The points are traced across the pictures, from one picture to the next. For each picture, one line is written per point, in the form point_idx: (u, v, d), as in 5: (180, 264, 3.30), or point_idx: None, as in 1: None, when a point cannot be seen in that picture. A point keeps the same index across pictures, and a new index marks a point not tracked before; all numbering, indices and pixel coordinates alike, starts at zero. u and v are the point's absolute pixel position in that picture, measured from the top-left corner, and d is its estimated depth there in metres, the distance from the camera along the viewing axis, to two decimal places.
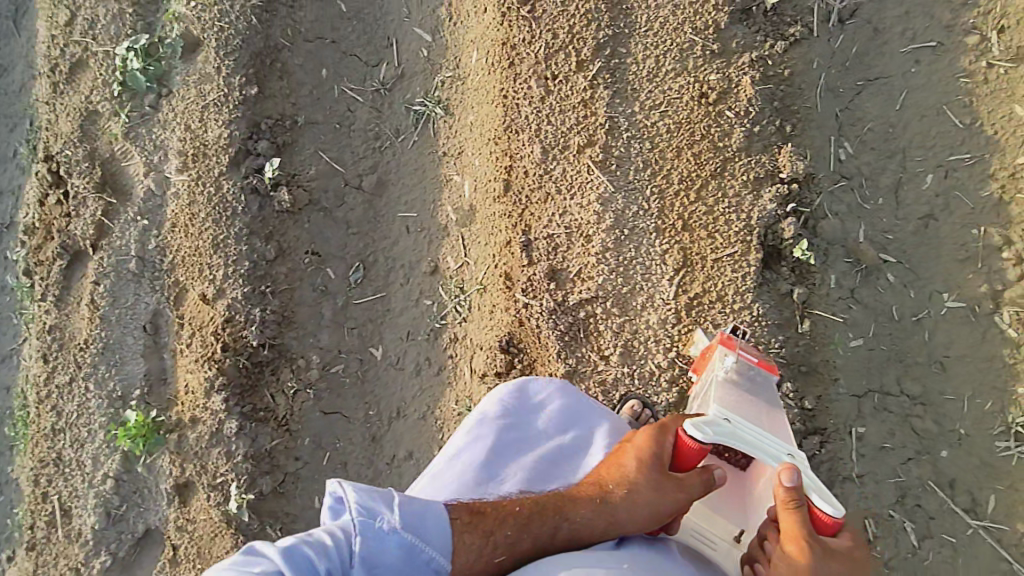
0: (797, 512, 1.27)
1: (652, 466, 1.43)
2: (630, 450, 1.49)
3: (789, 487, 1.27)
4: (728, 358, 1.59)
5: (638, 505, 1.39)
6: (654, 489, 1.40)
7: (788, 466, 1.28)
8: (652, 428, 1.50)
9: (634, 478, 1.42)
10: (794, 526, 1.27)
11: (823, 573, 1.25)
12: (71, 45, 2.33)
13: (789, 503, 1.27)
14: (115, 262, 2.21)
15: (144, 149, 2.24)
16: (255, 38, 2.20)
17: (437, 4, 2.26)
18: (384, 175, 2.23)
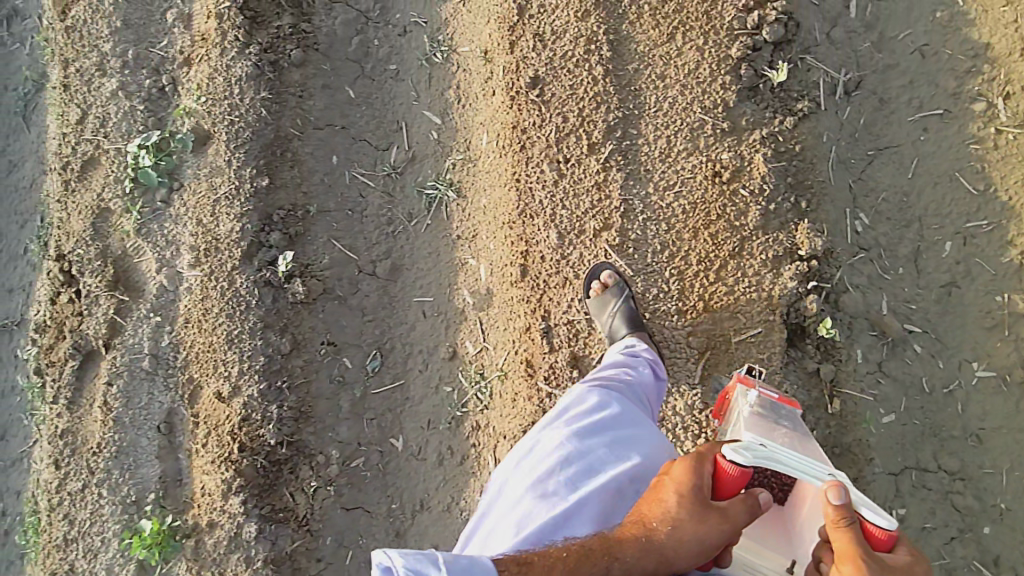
0: (851, 530, 1.03)
1: (695, 496, 1.22)
2: (668, 482, 1.28)
3: (836, 503, 1.04)
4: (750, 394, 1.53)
5: (687, 542, 1.19)
6: (704, 521, 1.19)
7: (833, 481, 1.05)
8: (686, 459, 1.29)
9: (676, 514, 1.22)
10: (848, 547, 1.02)
11: None
12: (82, 143, 2.36)
13: (839, 521, 1.03)
14: (128, 361, 2.19)
15: (156, 245, 2.24)
16: (266, 129, 2.22)
17: (445, 85, 2.26)
18: (398, 259, 2.22)
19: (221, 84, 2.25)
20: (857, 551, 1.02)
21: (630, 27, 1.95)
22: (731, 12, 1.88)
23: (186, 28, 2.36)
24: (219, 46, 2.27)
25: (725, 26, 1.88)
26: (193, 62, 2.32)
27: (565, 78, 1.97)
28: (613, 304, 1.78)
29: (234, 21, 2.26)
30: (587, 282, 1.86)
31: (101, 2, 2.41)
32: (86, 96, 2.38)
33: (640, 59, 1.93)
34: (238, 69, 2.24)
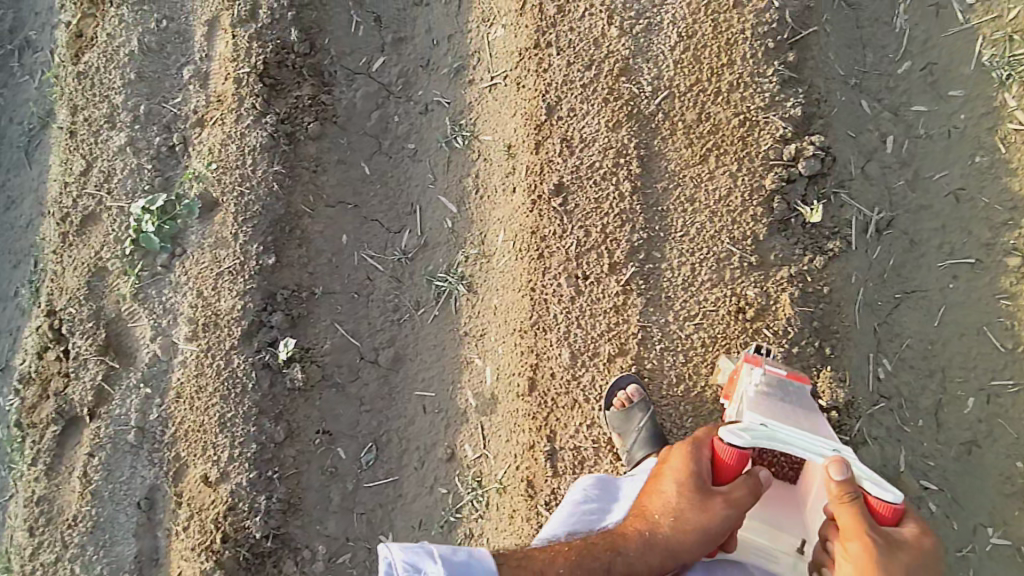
0: (855, 503, 1.31)
1: (691, 487, 1.52)
2: (669, 473, 1.57)
3: (841, 480, 1.31)
4: (756, 373, 1.62)
5: (689, 530, 1.50)
6: (701, 509, 1.49)
7: (836, 460, 1.32)
8: (687, 450, 1.57)
9: (677, 504, 1.52)
10: (852, 520, 1.32)
11: (887, 561, 1.30)
12: (84, 197, 2.29)
13: (845, 498, 1.31)
14: (114, 432, 2.14)
15: (153, 312, 2.18)
16: (275, 204, 2.15)
17: (463, 173, 2.18)
18: (401, 349, 2.15)
19: (233, 152, 2.18)
20: (860, 522, 1.31)
21: (660, 144, 1.88)
22: (768, 141, 1.81)
23: (202, 87, 2.29)
24: (234, 112, 2.20)
25: (760, 155, 1.82)
26: (207, 124, 2.26)
27: (590, 192, 1.91)
28: (640, 419, 1.76)
29: (252, 88, 2.19)
30: (609, 393, 1.82)
31: (115, 51, 2.33)
32: (92, 147, 2.31)
33: (671, 178, 1.87)
34: (252, 138, 2.17)
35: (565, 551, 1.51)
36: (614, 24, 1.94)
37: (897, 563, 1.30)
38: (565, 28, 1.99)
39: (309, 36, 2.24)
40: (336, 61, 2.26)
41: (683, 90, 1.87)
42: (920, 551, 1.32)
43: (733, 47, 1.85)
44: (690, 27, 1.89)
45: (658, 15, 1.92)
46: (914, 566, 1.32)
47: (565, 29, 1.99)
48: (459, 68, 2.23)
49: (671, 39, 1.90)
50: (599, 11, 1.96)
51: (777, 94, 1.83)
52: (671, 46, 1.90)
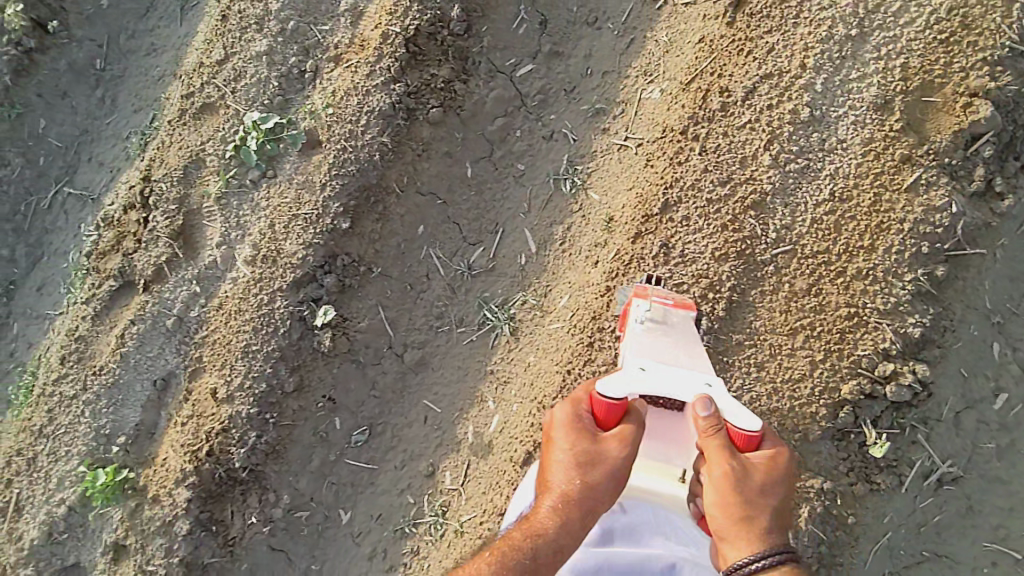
0: (716, 435, 1.44)
1: (582, 441, 1.55)
2: (556, 437, 1.59)
3: (705, 417, 1.45)
4: (642, 306, 1.68)
5: (594, 484, 1.52)
6: (598, 459, 1.53)
7: (701, 399, 1.45)
8: (567, 406, 1.62)
9: (575, 465, 1.54)
10: (717, 448, 1.45)
11: (746, 485, 1.43)
12: (210, 85, 2.36)
13: (710, 432, 1.45)
14: (156, 312, 2.32)
15: (228, 220, 2.28)
16: (371, 171, 2.13)
17: (557, 218, 2.09)
18: (429, 354, 2.19)
19: (353, 105, 2.15)
20: (723, 454, 1.44)
21: (756, 295, 1.73)
22: (868, 346, 1.63)
23: (352, 24, 2.26)
24: (370, 66, 2.15)
25: (851, 356, 1.64)
26: (341, 64, 2.23)
27: None
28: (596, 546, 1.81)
29: (395, 50, 2.11)
30: None
31: None
32: (234, 41, 2.34)
33: (751, 333, 1.72)
34: (374, 100, 2.12)
35: (488, 566, 1.52)
36: (769, 151, 1.74)
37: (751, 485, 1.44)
38: (718, 129, 1.81)
39: (469, 18, 2.14)
40: (485, 52, 2.15)
41: (807, 253, 1.70)
42: (773, 476, 1.46)
43: (882, 232, 1.64)
44: (848, 190, 1.68)
45: (821, 161, 1.70)
46: (768, 488, 1.46)
47: (719, 130, 1.80)
48: (600, 110, 2.09)
49: (822, 193, 1.70)
50: (761, 127, 1.75)
51: (903, 303, 1.63)
52: (818, 201, 1.70)
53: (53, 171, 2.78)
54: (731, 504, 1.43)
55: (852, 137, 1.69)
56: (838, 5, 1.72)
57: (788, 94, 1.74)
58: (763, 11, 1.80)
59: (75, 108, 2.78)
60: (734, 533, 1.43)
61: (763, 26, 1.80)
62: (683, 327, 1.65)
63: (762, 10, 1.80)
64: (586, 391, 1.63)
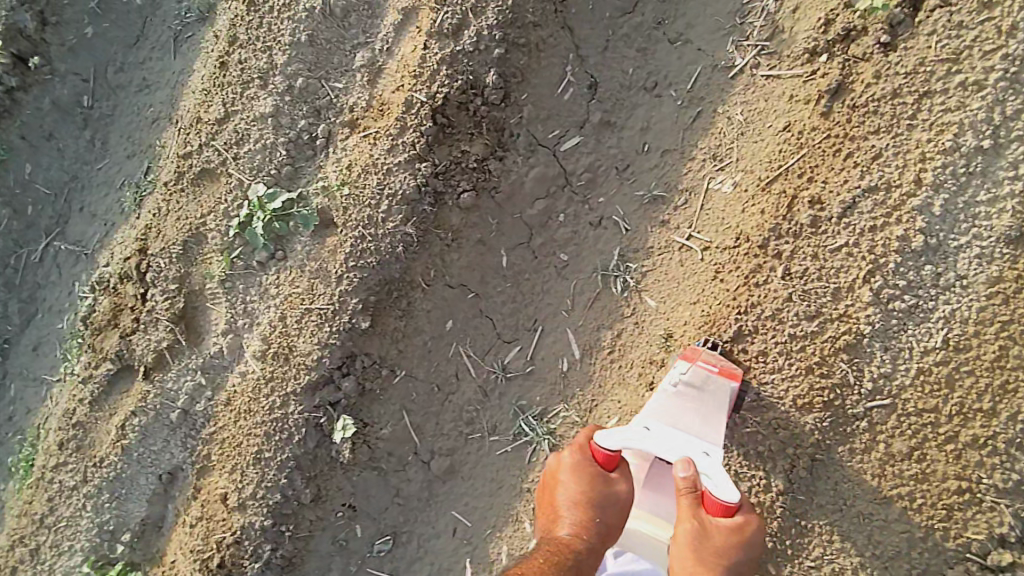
0: (689, 495, 1.36)
1: (593, 484, 1.48)
2: (563, 477, 1.52)
3: (683, 477, 1.37)
4: (680, 369, 1.53)
5: (612, 519, 1.48)
6: (613, 497, 1.48)
7: (685, 458, 1.38)
8: (572, 451, 1.53)
9: (594, 503, 1.47)
10: (688, 509, 1.36)
11: (707, 551, 1.33)
12: (209, 147, 2.07)
13: (684, 492, 1.37)
14: (159, 403, 2.11)
15: (234, 306, 2.04)
16: (393, 265, 1.87)
17: (605, 321, 1.84)
18: (458, 463, 1.97)
19: (371, 184, 1.86)
20: (691, 514, 1.36)
21: (845, 452, 1.49)
22: (982, 529, 1.41)
23: (370, 83, 1.97)
24: (391, 139, 1.85)
25: (960, 539, 1.42)
26: (357, 131, 1.96)
27: (734, 463, 1.54)
28: None
29: (420, 122, 1.81)
30: None
31: None
32: (235, 97, 2.04)
33: (839, 497, 1.49)
34: (396, 181, 1.83)
35: None
36: (870, 284, 1.47)
37: (716, 554, 1.33)
38: (806, 247, 1.53)
39: (506, 84, 1.82)
40: (524, 124, 1.85)
41: (909, 410, 1.44)
42: (741, 549, 1.34)
43: (1008, 395, 1.39)
44: (966, 338, 1.42)
45: (933, 299, 1.44)
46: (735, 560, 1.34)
47: (808, 249, 1.53)
48: (658, 197, 1.79)
49: (934, 338, 1.43)
50: (861, 255, 1.48)
51: None
52: (928, 347, 1.44)
53: (41, 221, 2.48)
54: (689, 566, 1.34)
55: (975, 273, 1.42)
56: (968, 107, 1.43)
57: (897, 216, 1.46)
58: (869, 105, 1.51)
59: (61, 151, 2.48)
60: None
61: (868, 123, 1.50)
62: (714, 398, 1.48)
63: (868, 103, 1.51)
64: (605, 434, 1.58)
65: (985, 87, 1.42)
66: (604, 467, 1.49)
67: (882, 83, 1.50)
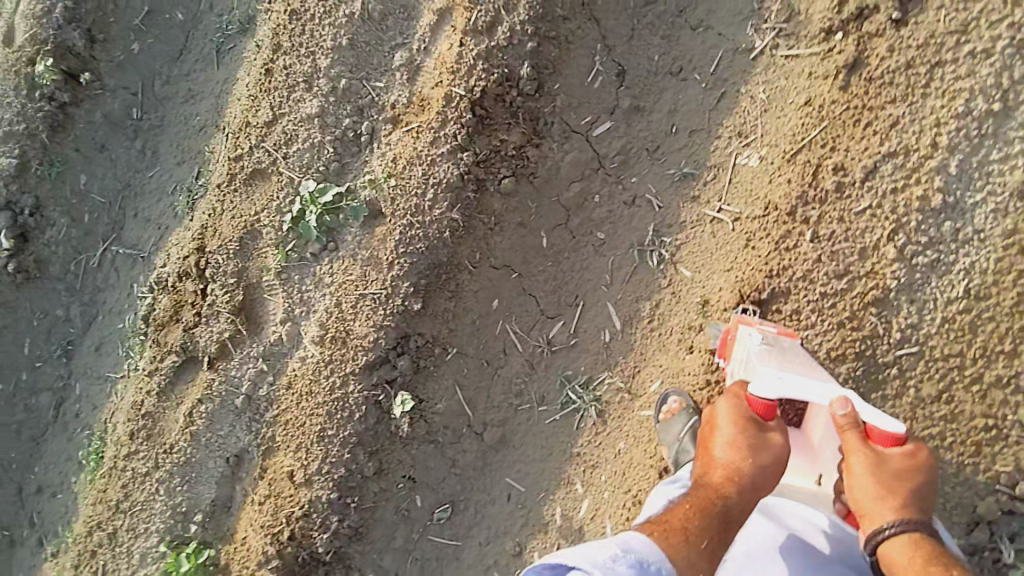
0: (853, 432, 1.41)
1: (749, 427, 1.49)
2: (717, 423, 1.54)
3: (842, 414, 1.42)
4: (753, 334, 1.62)
5: (764, 464, 1.47)
6: (767, 443, 1.48)
7: (840, 397, 1.43)
8: (728, 401, 1.55)
9: (749, 445, 1.47)
10: (858, 442, 1.41)
11: (884, 478, 1.38)
12: (260, 149, 2.21)
13: (846, 428, 1.42)
14: (224, 391, 2.25)
15: (291, 296, 2.18)
16: (442, 249, 2.00)
17: (643, 293, 1.96)
18: (509, 433, 2.10)
19: (418, 175, 1.99)
20: (859, 448, 1.41)
21: (877, 399, 1.61)
22: (1007, 461, 1.52)
23: (409, 80, 2.10)
24: (433, 132, 1.98)
25: (989, 472, 1.53)
26: (400, 126, 2.09)
27: None
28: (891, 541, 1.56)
29: (460, 114, 1.94)
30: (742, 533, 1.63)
31: (335, 5, 2.14)
32: (282, 101, 2.18)
33: None
34: (441, 170, 1.96)
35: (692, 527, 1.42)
36: (894, 242, 1.59)
37: (894, 480, 1.39)
38: (831, 213, 1.65)
39: (540, 75, 1.95)
40: (558, 111, 1.97)
41: (935, 356, 1.56)
42: (916, 471, 1.41)
43: None
44: (986, 288, 1.53)
45: (954, 253, 1.56)
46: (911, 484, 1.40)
47: (831, 214, 1.65)
48: (688, 174, 1.91)
49: (955, 289, 1.55)
50: (884, 215, 1.60)
51: None
52: (950, 298, 1.56)
53: (98, 228, 2.63)
54: (874, 495, 1.39)
55: (991, 227, 1.53)
56: (978, 73, 1.53)
57: (916, 177, 1.57)
58: (884, 77, 1.62)
59: (114, 161, 2.63)
60: (877, 519, 1.42)
61: (884, 94, 1.62)
62: (795, 349, 1.60)
63: (883, 76, 1.62)
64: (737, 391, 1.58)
65: (993, 54, 1.52)
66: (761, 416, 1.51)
67: (896, 56, 1.61)
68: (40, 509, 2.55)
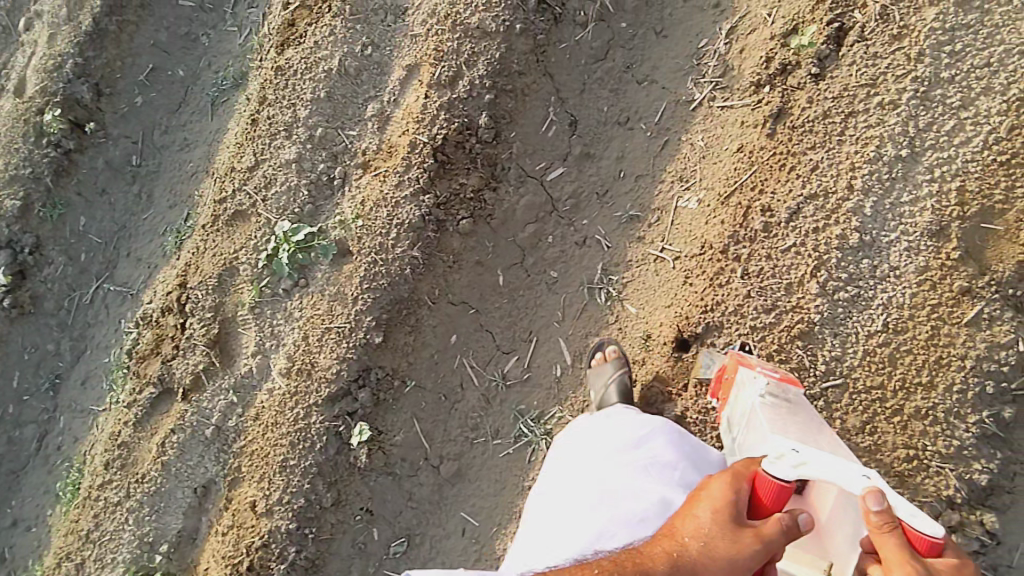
0: (892, 535, 1.13)
1: (725, 519, 1.31)
2: (702, 499, 1.38)
3: (878, 514, 1.13)
4: (759, 381, 1.58)
5: (713, 559, 1.29)
6: (731, 542, 1.29)
7: (872, 489, 1.14)
8: (724, 478, 1.37)
9: (706, 530, 1.32)
10: (896, 551, 1.13)
11: None
12: (242, 193, 2.36)
13: (882, 530, 1.14)
14: (195, 421, 2.33)
15: (263, 329, 2.28)
16: (402, 285, 2.10)
17: (592, 329, 2.05)
18: (465, 466, 2.15)
19: (382, 217, 2.12)
20: (898, 557, 1.12)
21: None
22: (930, 492, 1.60)
23: (379, 129, 2.26)
24: (399, 175, 2.11)
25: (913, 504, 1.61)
26: (370, 171, 2.23)
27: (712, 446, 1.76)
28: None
29: (423, 160, 2.08)
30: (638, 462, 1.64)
31: (316, 62, 2.32)
32: (264, 148, 2.35)
33: None
34: (404, 212, 2.08)
35: None
36: (816, 278, 1.70)
37: None
38: (760, 250, 1.77)
39: (497, 125, 2.09)
40: (514, 158, 2.11)
41: (859, 388, 1.66)
42: None
43: (942, 369, 1.60)
44: (903, 321, 1.63)
45: (873, 288, 1.66)
46: None
47: (761, 253, 1.77)
48: (634, 216, 2.03)
49: (875, 323, 1.65)
50: (808, 253, 1.71)
51: (967, 448, 1.58)
52: (870, 331, 1.66)
53: (93, 267, 2.78)
54: None
55: (906, 264, 1.64)
56: (887, 123, 1.67)
57: (835, 217, 1.69)
58: (805, 125, 1.76)
59: (112, 204, 2.80)
60: None
61: (805, 141, 1.76)
62: (798, 399, 1.58)
63: (805, 125, 1.76)
64: (744, 467, 1.37)
65: (900, 105, 1.67)
66: (761, 501, 1.32)
67: (814, 106, 1.76)
68: (16, 539, 2.61)
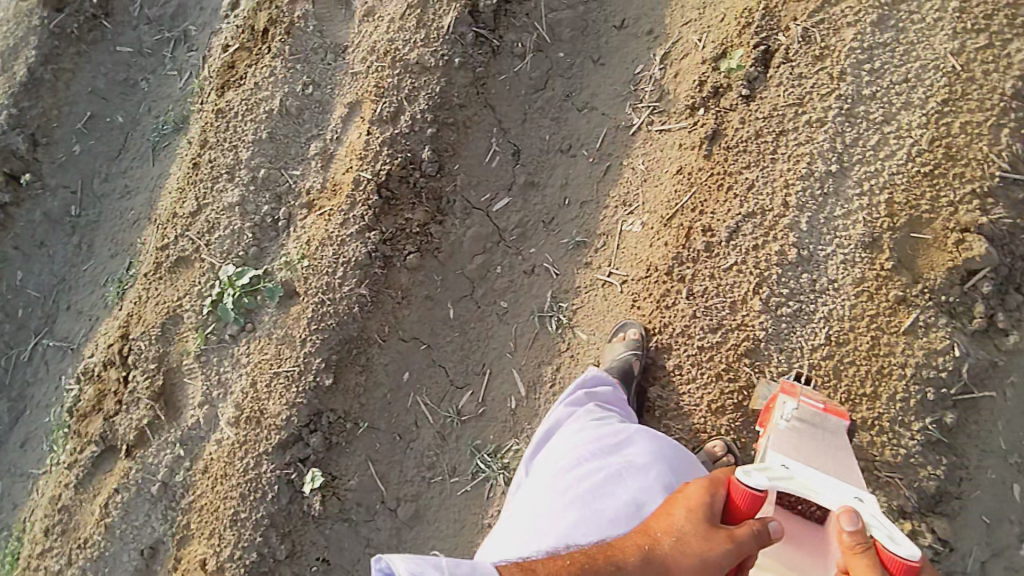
0: (864, 557, 1.11)
1: (699, 517, 1.25)
2: (678, 499, 1.33)
3: (850, 532, 1.13)
4: (789, 405, 1.56)
5: (685, 553, 1.22)
6: (704, 538, 1.22)
7: (848, 509, 1.16)
8: (701, 480, 1.33)
9: (680, 526, 1.27)
10: (867, 574, 1.10)
11: None
12: (184, 238, 2.30)
13: (856, 550, 1.12)
14: (140, 478, 2.22)
15: (209, 378, 2.20)
16: (350, 324, 2.06)
17: (545, 358, 2.02)
18: (423, 507, 2.07)
19: (328, 256, 2.08)
20: None
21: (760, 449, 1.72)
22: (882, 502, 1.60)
23: (322, 168, 2.22)
24: (343, 214, 2.08)
25: None
26: (314, 210, 2.19)
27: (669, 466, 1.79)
28: None
29: (367, 196, 2.05)
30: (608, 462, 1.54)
31: (256, 103, 2.30)
32: (207, 192, 2.30)
33: None
34: (349, 249, 2.05)
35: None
36: (759, 295, 1.72)
37: None
38: (703, 271, 1.80)
39: (440, 158, 2.09)
40: (458, 190, 2.10)
41: None
42: None
43: (885, 378, 1.62)
44: (845, 333, 1.66)
45: (813, 303, 1.69)
46: None
47: (705, 273, 1.79)
48: (580, 243, 2.03)
49: (818, 337, 1.68)
50: (749, 270, 1.74)
51: (914, 455, 1.60)
52: (815, 346, 1.68)
53: (31, 322, 2.67)
54: None
55: (843, 277, 1.67)
56: (816, 140, 1.72)
57: (773, 234, 1.73)
58: (739, 146, 1.80)
59: (51, 257, 2.70)
60: None
61: (741, 160, 1.80)
62: (835, 431, 1.53)
63: (739, 145, 1.80)
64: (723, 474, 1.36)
65: (827, 122, 1.71)
66: (736, 509, 1.26)
67: (747, 127, 1.80)
68: None
